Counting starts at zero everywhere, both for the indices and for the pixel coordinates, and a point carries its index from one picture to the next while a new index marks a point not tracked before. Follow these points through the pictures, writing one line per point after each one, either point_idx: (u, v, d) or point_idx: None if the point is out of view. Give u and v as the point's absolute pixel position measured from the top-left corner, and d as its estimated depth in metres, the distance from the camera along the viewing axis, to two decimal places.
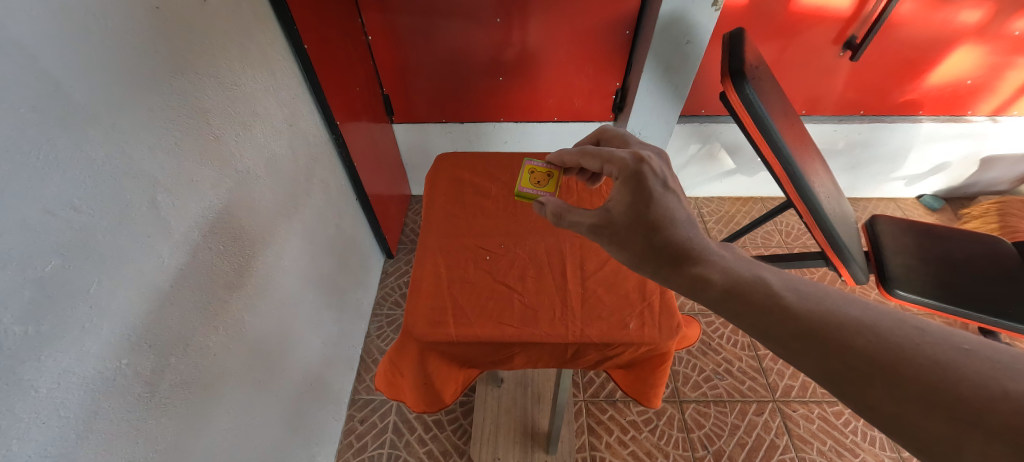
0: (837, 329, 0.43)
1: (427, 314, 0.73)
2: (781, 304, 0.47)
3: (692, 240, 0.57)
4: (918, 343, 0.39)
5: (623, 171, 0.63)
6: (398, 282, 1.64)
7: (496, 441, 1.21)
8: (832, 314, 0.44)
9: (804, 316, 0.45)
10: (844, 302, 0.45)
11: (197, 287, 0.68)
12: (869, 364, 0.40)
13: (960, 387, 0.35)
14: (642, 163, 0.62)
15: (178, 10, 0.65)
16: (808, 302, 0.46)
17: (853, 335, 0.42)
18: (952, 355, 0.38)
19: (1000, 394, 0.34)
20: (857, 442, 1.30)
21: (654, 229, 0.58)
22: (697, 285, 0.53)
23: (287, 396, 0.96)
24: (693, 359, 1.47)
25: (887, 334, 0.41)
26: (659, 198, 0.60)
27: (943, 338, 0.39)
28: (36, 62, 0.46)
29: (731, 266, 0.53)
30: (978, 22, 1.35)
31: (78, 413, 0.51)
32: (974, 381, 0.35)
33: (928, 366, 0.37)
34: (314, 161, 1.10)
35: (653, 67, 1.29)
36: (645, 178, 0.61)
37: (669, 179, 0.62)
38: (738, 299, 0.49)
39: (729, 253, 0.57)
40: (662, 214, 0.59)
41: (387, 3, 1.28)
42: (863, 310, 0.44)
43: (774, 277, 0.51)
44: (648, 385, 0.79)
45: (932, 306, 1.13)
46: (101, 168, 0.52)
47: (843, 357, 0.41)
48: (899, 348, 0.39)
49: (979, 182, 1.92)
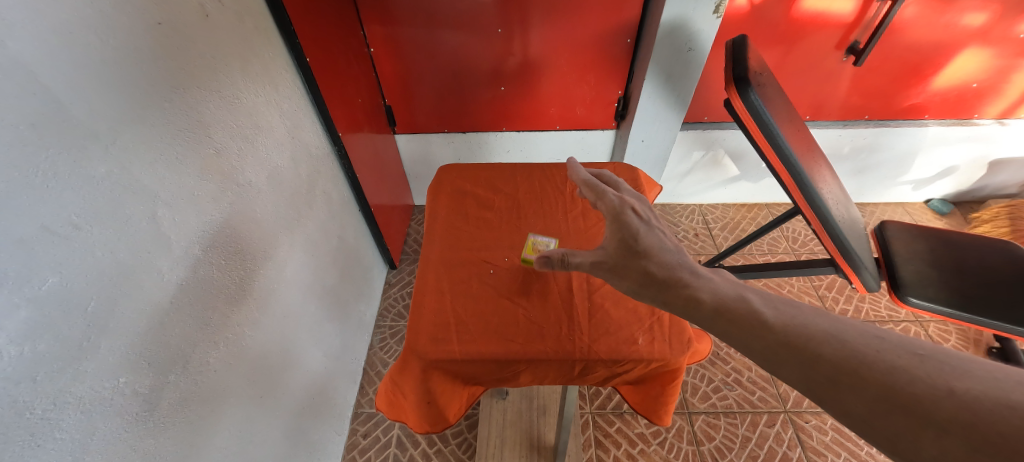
0: (808, 339, 0.41)
1: (430, 331, 0.71)
2: (762, 322, 0.44)
3: (683, 263, 0.56)
4: (877, 349, 0.38)
5: (609, 211, 0.64)
6: (401, 293, 1.62)
7: (501, 454, 1.19)
8: (803, 325, 0.43)
9: (779, 328, 0.43)
10: (815, 315, 0.43)
11: (196, 303, 0.67)
12: (838, 370, 0.38)
13: (911, 387, 0.35)
14: (626, 204, 0.64)
15: (182, 27, 0.65)
16: (784, 317, 0.44)
17: (820, 344, 0.40)
18: (905, 359, 0.37)
19: (946, 392, 0.34)
20: (871, 454, 1.26)
21: (646, 257, 0.57)
22: (687, 303, 0.51)
23: (288, 412, 0.94)
24: (702, 369, 1.45)
25: (848, 341, 0.40)
26: (646, 232, 0.60)
27: (899, 345, 0.38)
28: (36, 79, 0.45)
29: (719, 286, 0.51)
30: (983, 25, 1.35)
31: (75, 435, 0.49)
32: (924, 382, 0.35)
33: (885, 370, 0.37)
34: (316, 172, 1.09)
35: (655, 74, 1.29)
36: (630, 216, 0.62)
37: (652, 219, 0.63)
38: (728, 319, 0.47)
39: (719, 275, 0.54)
40: (652, 243, 0.58)
41: (390, 15, 1.29)
42: (831, 321, 0.42)
43: (761, 297, 0.48)
44: (660, 402, 0.77)
45: (944, 313, 1.10)
46: (100, 184, 0.52)
47: (814, 365, 0.40)
48: (859, 354, 0.38)
49: (988, 185, 1.89)
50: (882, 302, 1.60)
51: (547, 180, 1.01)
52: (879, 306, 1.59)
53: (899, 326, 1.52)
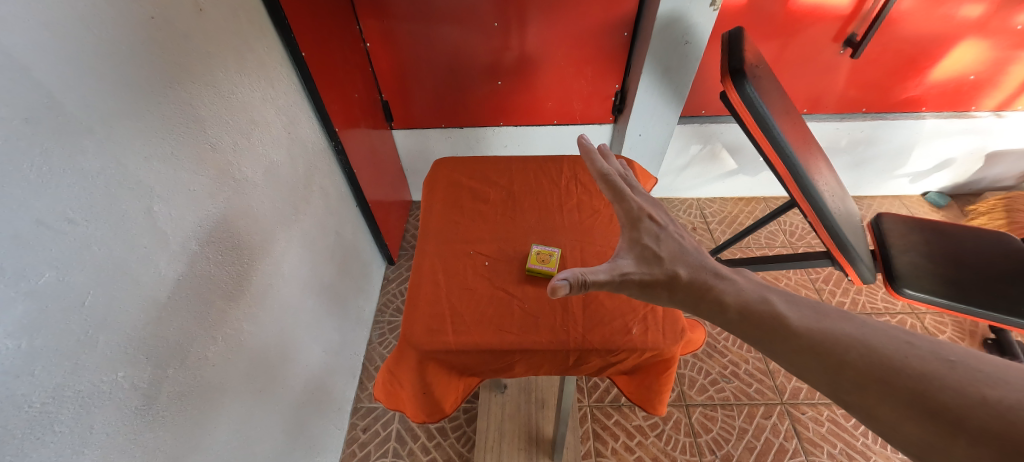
0: (834, 343, 0.43)
1: (425, 322, 0.72)
2: (786, 326, 0.47)
3: (706, 265, 0.57)
4: (906, 354, 0.40)
5: (627, 219, 0.64)
6: (400, 288, 1.63)
7: (499, 447, 1.20)
8: (828, 330, 0.45)
9: (804, 332, 0.45)
10: (842, 320, 0.45)
11: (194, 298, 0.67)
12: (864, 375, 0.40)
13: (941, 394, 0.36)
14: (644, 211, 0.64)
15: (176, 22, 0.65)
16: (808, 321, 0.47)
17: (846, 348, 0.42)
18: (935, 366, 0.38)
19: (979, 400, 0.34)
20: (867, 445, 1.27)
21: (669, 264, 0.58)
22: (712, 306, 0.52)
23: (288, 405, 0.95)
24: (699, 362, 1.46)
25: (877, 346, 0.41)
26: (665, 240, 0.61)
27: (930, 351, 0.39)
28: (30, 74, 0.45)
29: (743, 288, 0.53)
30: (980, 16, 1.34)
31: (74, 428, 0.50)
32: (955, 389, 0.36)
33: (915, 376, 0.38)
34: (313, 168, 1.09)
35: (652, 67, 1.28)
36: (648, 224, 0.63)
37: (670, 225, 0.64)
38: (751, 322, 0.49)
39: (741, 276, 0.56)
40: (672, 250, 0.60)
41: (387, 9, 1.28)
42: (858, 325, 0.44)
43: (783, 299, 0.51)
44: (653, 391, 0.77)
45: (940, 304, 1.10)
46: (96, 178, 0.52)
47: (841, 370, 0.42)
48: (887, 360, 0.40)
49: (985, 177, 1.90)
50: (878, 294, 1.61)
51: (544, 173, 1.01)
52: (876, 299, 1.59)
53: (895, 318, 1.53)
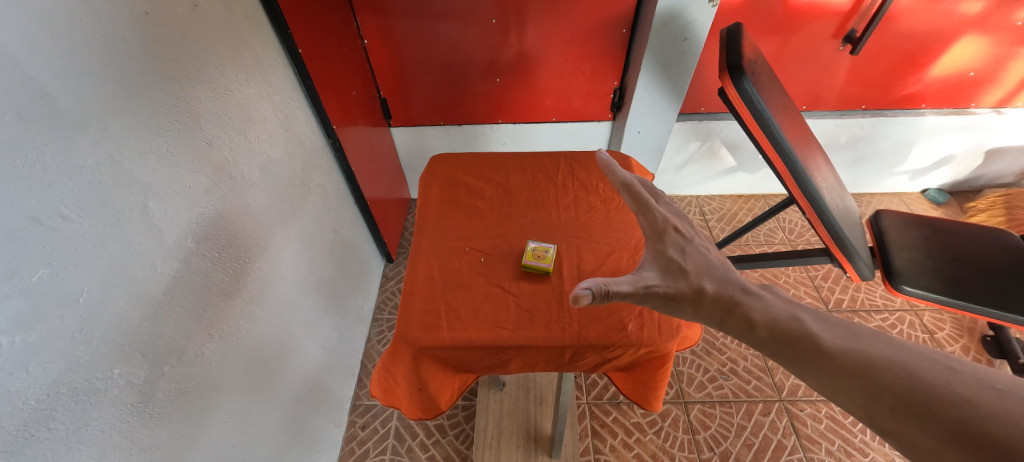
0: (872, 367, 0.43)
1: (421, 318, 0.72)
2: (820, 348, 0.47)
3: (732, 280, 0.57)
4: (949, 381, 0.39)
5: (653, 230, 0.62)
6: (398, 286, 1.63)
7: (498, 444, 1.20)
8: (864, 352, 0.45)
9: (839, 354, 0.46)
10: (879, 343, 0.46)
11: (190, 296, 0.67)
12: (903, 400, 0.40)
13: (986, 422, 0.36)
14: (670, 222, 0.63)
15: (170, 18, 0.65)
16: (843, 342, 0.47)
17: (884, 371, 0.43)
18: (980, 393, 0.37)
19: None
20: (866, 441, 1.27)
21: (696, 278, 0.57)
22: (741, 324, 0.53)
23: (286, 402, 0.95)
24: (697, 359, 1.46)
25: (917, 372, 0.41)
26: (691, 253, 0.60)
27: (975, 378, 0.39)
28: (23, 70, 0.45)
29: (773, 307, 0.53)
30: (980, 12, 1.34)
31: (69, 425, 0.50)
32: (1002, 418, 0.35)
33: (958, 403, 0.38)
34: (310, 165, 1.09)
35: (650, 63, 1.28)
36: (675, 235, 0.61)
37: (696, 238, 0.63)
38: (784, 342, 0.50)
39: (769, 293, 0.56)
40: (698, 264, 0.59)
41: (384, 6, 1.28)
42: (896, 349, 0.44)
43: (815, 319, 0.51)
44: (648, 387, 0.77)
45: (938, 301, 1.10)
46: (89, 175, 0.52)
47: (879, 394, 0.42)
48: (927, 386, 0.40)
49: (984, 174, 1.89)
50: (877, 291, 1.60)
51: (541, 169, 1.01)
52: (875, 296, 1.59)
53: (894, 315, 1.53)
